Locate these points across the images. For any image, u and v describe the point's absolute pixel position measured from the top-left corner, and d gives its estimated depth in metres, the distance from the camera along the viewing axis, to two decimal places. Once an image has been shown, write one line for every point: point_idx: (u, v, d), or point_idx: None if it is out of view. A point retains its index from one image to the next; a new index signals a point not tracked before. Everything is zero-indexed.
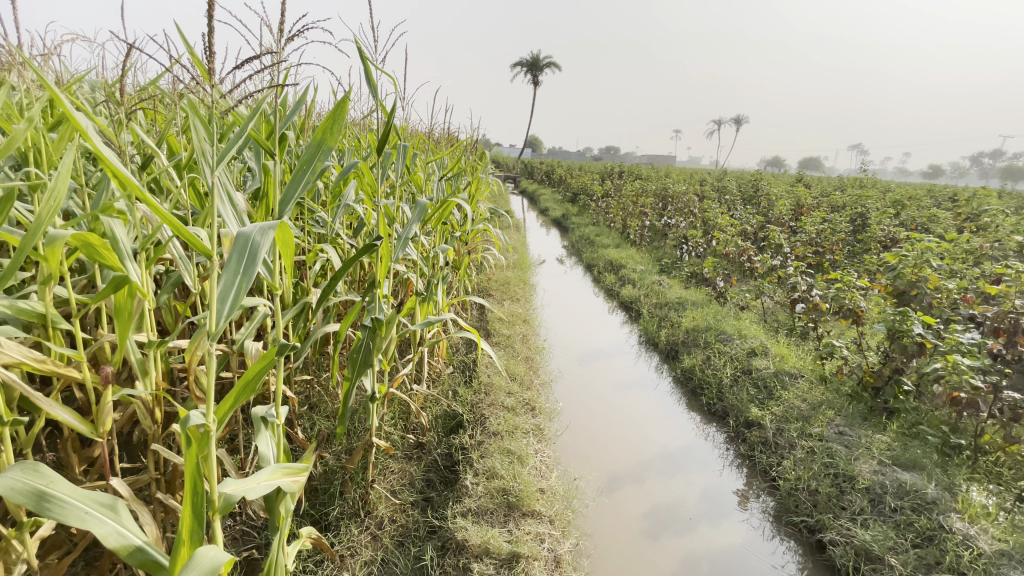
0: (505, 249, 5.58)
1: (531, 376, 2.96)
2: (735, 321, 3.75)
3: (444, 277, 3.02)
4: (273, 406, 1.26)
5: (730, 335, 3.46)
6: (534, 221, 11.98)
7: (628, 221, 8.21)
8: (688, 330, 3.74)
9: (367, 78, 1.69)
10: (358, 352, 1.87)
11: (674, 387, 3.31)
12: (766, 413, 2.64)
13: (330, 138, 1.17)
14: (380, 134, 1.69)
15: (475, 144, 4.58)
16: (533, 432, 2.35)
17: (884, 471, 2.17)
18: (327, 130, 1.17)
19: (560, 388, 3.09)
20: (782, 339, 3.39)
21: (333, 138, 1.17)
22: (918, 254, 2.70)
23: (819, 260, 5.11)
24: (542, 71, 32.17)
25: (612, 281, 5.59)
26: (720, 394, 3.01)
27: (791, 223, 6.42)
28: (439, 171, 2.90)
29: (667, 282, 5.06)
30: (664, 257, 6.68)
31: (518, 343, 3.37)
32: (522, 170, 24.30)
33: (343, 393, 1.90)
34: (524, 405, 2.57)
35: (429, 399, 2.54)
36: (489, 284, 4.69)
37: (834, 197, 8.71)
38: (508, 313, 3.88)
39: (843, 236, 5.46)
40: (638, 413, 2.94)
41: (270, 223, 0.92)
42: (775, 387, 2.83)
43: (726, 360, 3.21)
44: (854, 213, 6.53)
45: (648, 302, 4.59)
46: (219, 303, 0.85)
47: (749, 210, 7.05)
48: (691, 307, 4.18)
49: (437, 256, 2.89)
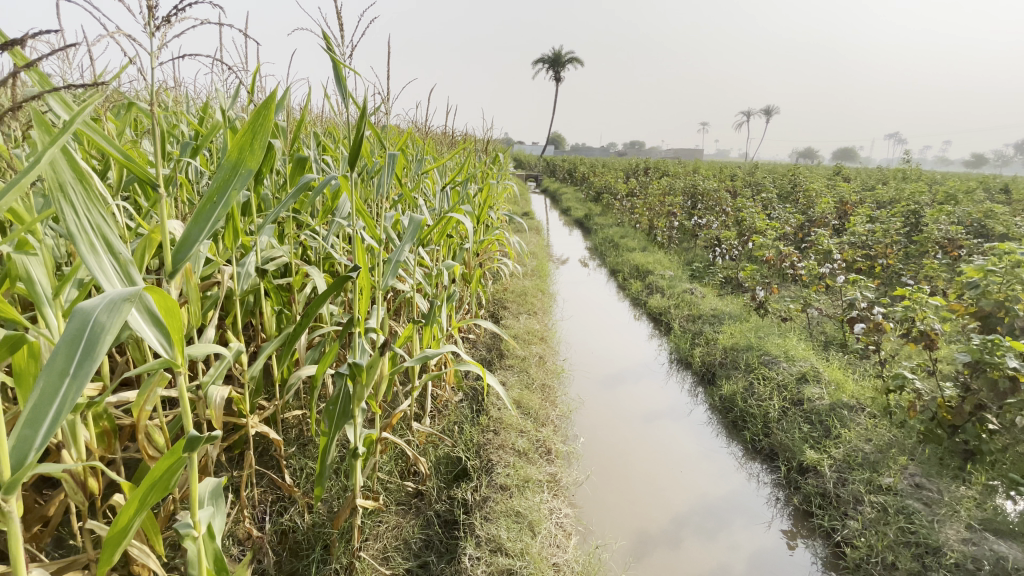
0: (523, 256, 5.25)
1: (548, 407, 2.63)
2: (780, 339, 3.34)
3: (451, 297, 2.71)
4: (186, 522, 0.95)
5: (776, 357, 3.06)
6: (555, 221, 11.61)
7: (655, 221, 7.77)
8: (725, 350, 3.36)
9: (337, 76, 1.39)
10: (334, 404, 1.57)
11: (712, 417, 2.94)
12: (825, 457, 2.26)
13: (249, 156, 0.91)
14: (353, 142, 1.36)
15: (489, 145, 4.26)
16: (547, 485, 2.03)
17: (977, 542, 1.77)
18: (244, 146, 0.90)
19: (581, 419, 2.75)
20: (835, 363, 2.97)
21: (252, 157, 0.91)
22: (1008, 268, 2.25)
23: (870, 265, 4.63)
24: (563, 67, 31.76)
25: (639, 289, 5.20)
26: (766, 429, 2.62)
27: (834, 222, 5.90)
28: (444, 180, 2.59)
29: (699, 291, 4.66)
30: (695, 261, 6.25)
31: (535, 366, 3.04)
32: (543, 169, 23.93)
33: (320, 450, 1.60)
34: (538, 447, 2.25)
35: (432, 440, 2.24)
36: (505, 297, 4.37)
37: (879, 191, 8.10)
38: (525, 331, 3.55)
39: (896, 237, 4.93)
40: (671, 451, 2.58)
41: (125, 297, 0.70)
42: (831, 424, 2.43)
43: (771, 388, 2.82)
44: (905, 211, 5.97)
45: (678, 314, 4.20)
46: (42, 418, 0.64)
47: (788, 208, 6.53)
48: (728, 322, 3.78)
49: (440, 273, 2.58)
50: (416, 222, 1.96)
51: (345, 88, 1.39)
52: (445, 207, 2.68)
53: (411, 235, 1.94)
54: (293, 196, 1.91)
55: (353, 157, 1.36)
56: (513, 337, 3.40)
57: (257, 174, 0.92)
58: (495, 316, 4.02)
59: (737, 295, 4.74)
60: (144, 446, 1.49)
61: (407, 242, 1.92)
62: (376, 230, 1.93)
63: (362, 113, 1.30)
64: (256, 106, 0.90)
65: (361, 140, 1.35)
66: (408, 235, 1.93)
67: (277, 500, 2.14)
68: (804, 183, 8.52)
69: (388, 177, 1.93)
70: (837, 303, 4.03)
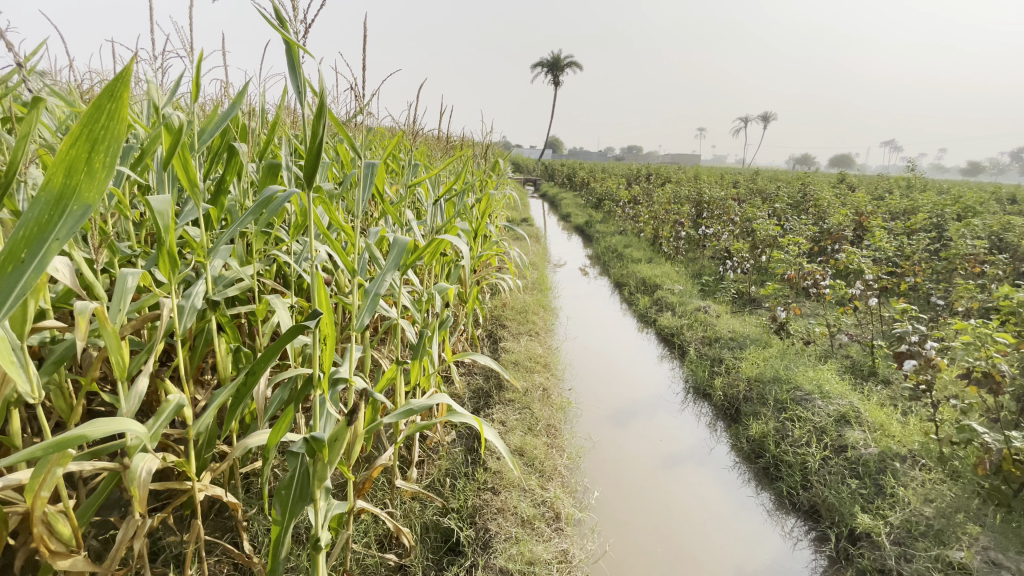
0: (524, 268, 4.92)
1: (555, 454, 2.29)
2: (810, 370, 3.01)
3: (444, 325, 2.36)
4: None
5: (809, 393, 2.72)
6: (554, 227, 11.30)
7: (661, 230, 7.43)
8: (750, 382, 3.02)
9: (291, 61, 1.04)
10: (287, 488, 1.21)
11: (739, 460, 2.60)
12: (881, 522, 1.94)
13: (83, 186, 0.65)
14: (309, 150, 1.00)
15: (489, 149, 3.91)
16: (557, 565, 1.69)
17: None
18: (73, 172, 0.64)
19: (592, 465, 2.41)
20: (876, 403, 2.64)
21: (88, 186, 0.66)
22: None
23: (896, 283, 4.32)
24: (562, 71, 31.58)
25: (647, 306, 4.86)
26: (805, 481, 2.29)
27: (852, 235, 5.57)
28: (442, 191, 2.22)
29: (713, 309, 4.33)
30: (704, 274, 5.92)
31: (538, 401, 2.70)
32: (542, 172, 23.63)
33: (270, 544, 1.24)
34: (545, 511, 1.91)
35: (419, 501, 1.90)
36: (504, 314, 4.03)
37: (890, 200, 7.80)
38: (527, 358, 3.20)
39: (921, 252, 4.61)
40: (696, 506, 2.25)
41: None
42: (885, 481, 2.11)
43: (808, 432, 2.48)
44: (924, 223, 5.68)
45: (693, 336, 3.87)
46: None
47: (801, 219, 6.21)
48: (750, 348, 3.43)
49: (432, 299, 2.23)
50: (400, 248, 1.61)
51: (300, 77, 1.04)
52: (439, 222, 2.33)
53: (394, 264, 1.59)
54: (254, 213, 1.54)
55: (308, 168, 1.00)
56: (513, 366, 3.06)
57: (96, 208, 0.67)
58: (493, 338, 3.67)
59: (753, 315, 4.41)
60: (39, 541, 1.16)
61: (389, 274, 1.58)
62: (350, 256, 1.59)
63: (319, 110, 0.94)
64: (92, 101, 0.60)
65: (320, 146, 0.99)
66: (391, 264, 1.59)
67: (233, 571, 1.79)
68: (812, 192, 8.23)
69: (368, 191, 1.56)
70: (866, 326, 3.71)
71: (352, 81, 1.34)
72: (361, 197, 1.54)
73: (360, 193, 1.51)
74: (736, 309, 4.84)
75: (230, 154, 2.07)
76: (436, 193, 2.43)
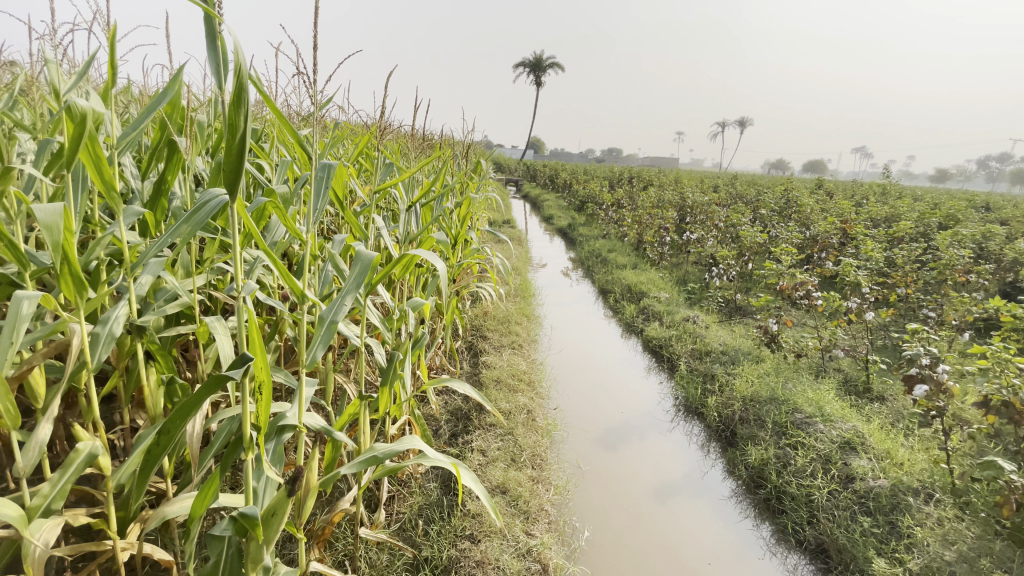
0: (505, 274, 4.68)
1: (541, 489, 2.08)
2: (809, 390, 2.84)
3: (418, 345, 2.12)
4: None
5: (810, 416, 2.56)
6: (535, 228, 11.09)
7: (645, 234, 7.26)
8: (746, 401, 2.85)
9: (210, 33, 0.81)
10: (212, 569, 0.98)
11: (736, 489, 2.42)
12: (900, 570, 1.77)
13: None
14: (228, 150, 0.76)
15: (470, 148, 3.66)
16: None
17: None
18: None
19: (581, 499, 2.20)
20: (880, 429, 2.48)
21: None
22: None
23: (885, 293, 4.22)
24: (543, 71, 31.47)
25: (634, 314, 4.67)
26: (812, 517, 2.11)
27: (839, 243, 5.48)
28: (419, 194, 1.96)
29: (702, 320, 4.16)
30: (690, 281, 5.77)
31: (522, 425, 2.48)
32: (523, 172, 23.43)
33: None
34: (531, 564, 1.69)
35: (386, 553, 1.66)
36: (485, 324, 3.79)
37: (871, 207, 7.81)
38: (509, 376, 2.98)
39: (911, 262, 4.51)
40: (695, 545, 2.05)
41: None
42: (899, 520, 1.94)
43: (811, 461, 2.31)
44: (907, 231, 5.64)
45: (682, 349, 3.69)
46: None
47: (787, 226, 6.10)
48: (743, 364, 3.26)
49: (404, 316, 1.99)
50: (365, 267, 1.34)
51: (220, 53, 0.81)
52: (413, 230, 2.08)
53: (357, 285, 1.33)
54: (184, 224, 1.27)
55: (230, 170, 0.76)
56: (495, 385, 2.84)
57: None
58: (474, 351, 3.42)
59: (743, 325, 4.26)
60: None
61: (352, 297, 1.31)
62: (296, 280, 1.33)
63: (235, 90, 0.72)
64: None
65: (242, 140, 0.75)
66: (353, 285, 1.32)
67: None
68: (795, 197, 8.18)
69: (323, 196, 1.29)
70: (860, 340, 3.58)
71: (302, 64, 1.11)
72: (314, 205, 1.26)
73: (311, 200, 1.22)
74: (725, 318, 4.69)
75: (170, 148, 1.80)
76: (411, 199, 2.18)
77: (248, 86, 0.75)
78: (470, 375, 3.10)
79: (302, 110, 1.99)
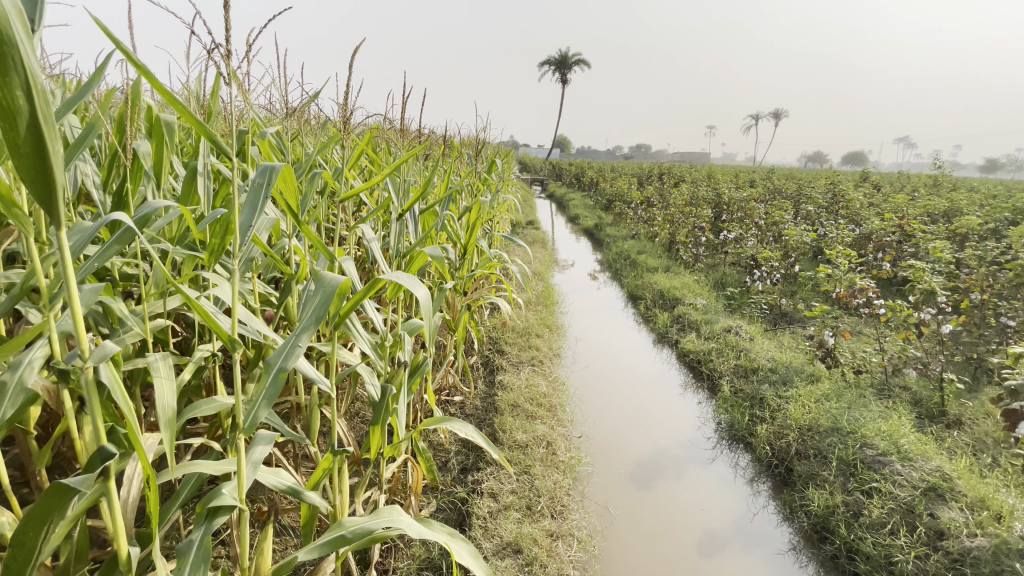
0: (526, 281, 4.37)
1: (561, 545, 1.77)
2: (878, 418, 2.43)
3: (417, 375, 1.83)
4: None
5: (883, 454, 2.16)
6: (562, 229, 10.70)
7: (678, 234, 6.82)
8: (801, 432, 2.46)
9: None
10: None
11: (794, 541, 2.05)
12: None
13: None
14: (27, 139, 0.57)
15: (485, 147, 3.36)
16: None
17: None
18: None
19: (610, 554, 1.88)
20: (971, 471, 2.07)
21: None
22: None
23: (957, 299, 3.72)
24: (569, 68, 31.02)
25: (667, 323, 4.29)
26: None
27: (898, 241, 4.94)
28: (414, 201, 1.66)
29: (744, 330, 3.76)
30: (728, 285, 5.33)
31: (540, 462, 2.17)
32: (549, 172, 23.04)
33: None
34: None
35: None
36: (503, 337, 3.49)
37: (927, 200, 7.16)
38: (528, 400, 2.67)
39: (986, 263, 3.98)
40: None
41: None
42: None
43: (890, 512, 1.92)
44: (975, 228, 5.06)
45: (723, 365, 3.31)
46: None
47: (836, 224, 5.57)
48: (797, 385, 2.86)
49: (399, 343, 1.70)
50: (325, 297, 1.06)
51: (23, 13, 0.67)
52: (404, 243, 1.77)
53: (314, 320, 1.04)
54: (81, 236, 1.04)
55: (21, 168, 0.57)
56: (511, 411, 2.54)
57: None
58: (490, 368, 3.12)
59: (791, 336, 3.82)
60: None
61: (307, 336, 1.03)
62: (220, 324, 0.99)
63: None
64: None
65: (37, 123, 0.56)
66: (309, 321, 1.04)
67: None
68: (840, 192, 7.59)
69: (259, 208, 1.01)
70: (932, 355, 3.12)
71: (208, 30, 0.83)
72: (245, 221, 0.99)
73: (237, 215, 0.95)
74: (769, 327, 4.24)
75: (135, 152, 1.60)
76: (404, 205, 1.88)
77: (16, 41, 0.54)
78: (486, 397, 2.81)
79: (282, 105, 1.73)
